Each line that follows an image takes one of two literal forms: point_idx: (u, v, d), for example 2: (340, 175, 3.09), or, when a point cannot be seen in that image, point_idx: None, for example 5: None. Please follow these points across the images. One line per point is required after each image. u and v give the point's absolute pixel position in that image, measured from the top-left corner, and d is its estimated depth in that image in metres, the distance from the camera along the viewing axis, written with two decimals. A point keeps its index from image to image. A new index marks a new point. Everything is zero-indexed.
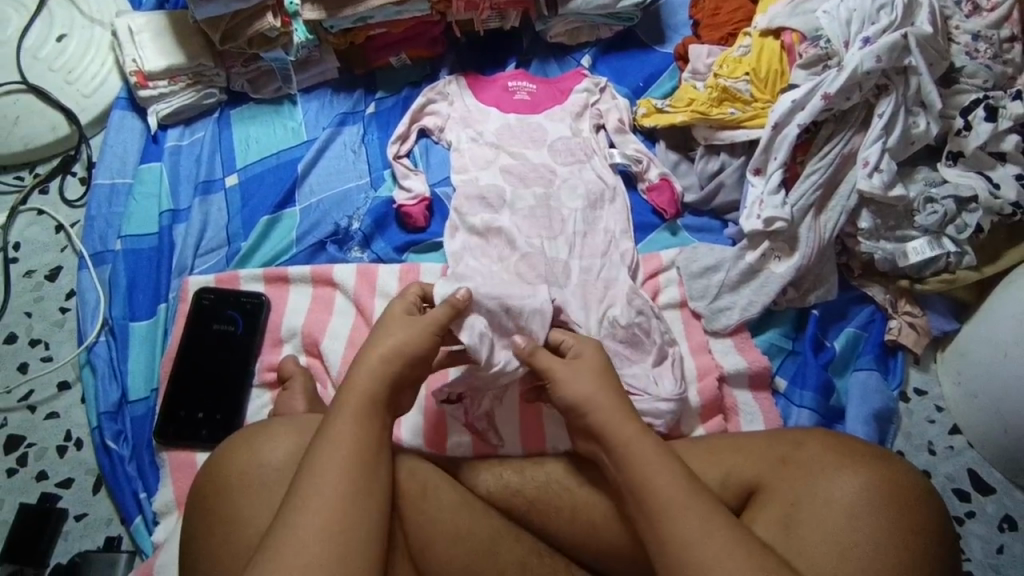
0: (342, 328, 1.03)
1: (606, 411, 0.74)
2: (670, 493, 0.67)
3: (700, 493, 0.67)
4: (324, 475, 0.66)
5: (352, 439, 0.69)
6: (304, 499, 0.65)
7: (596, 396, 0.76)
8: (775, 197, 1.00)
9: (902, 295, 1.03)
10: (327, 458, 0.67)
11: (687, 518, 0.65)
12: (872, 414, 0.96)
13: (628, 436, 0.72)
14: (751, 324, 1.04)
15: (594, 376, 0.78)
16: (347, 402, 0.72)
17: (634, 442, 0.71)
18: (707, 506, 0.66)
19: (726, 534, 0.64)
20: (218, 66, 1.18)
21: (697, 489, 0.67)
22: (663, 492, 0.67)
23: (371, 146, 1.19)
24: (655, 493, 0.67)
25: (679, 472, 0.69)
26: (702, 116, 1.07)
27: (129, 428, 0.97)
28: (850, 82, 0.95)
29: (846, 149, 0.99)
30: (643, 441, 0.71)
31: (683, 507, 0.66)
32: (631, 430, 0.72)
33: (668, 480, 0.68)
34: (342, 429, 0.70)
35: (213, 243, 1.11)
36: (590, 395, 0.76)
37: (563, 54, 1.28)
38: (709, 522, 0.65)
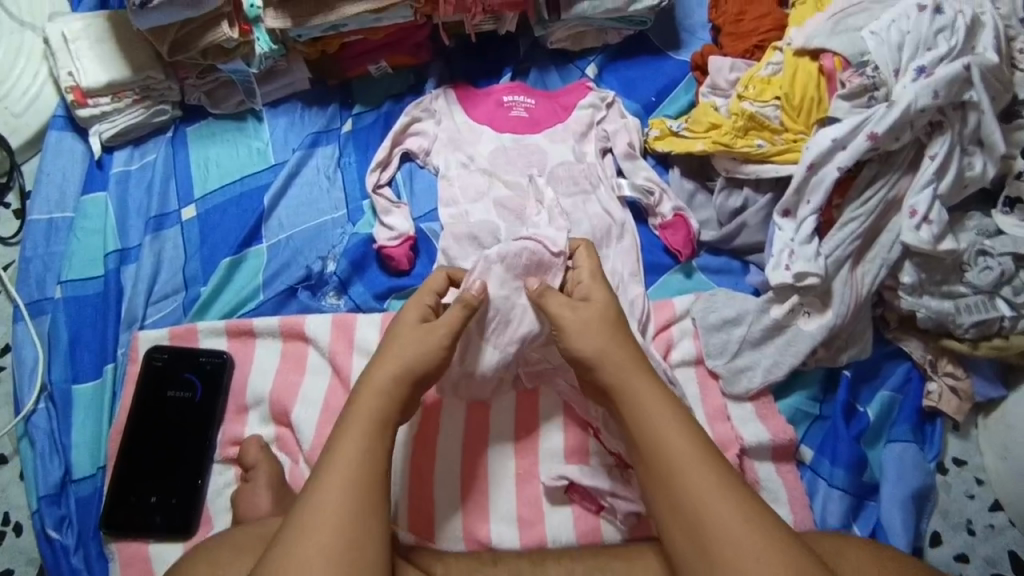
0: (316, 392, 0.92)
1: (614, 364, 0.75)
2: (686, 458, 0.68)
3: (717, 460, 0.68)
4: (338, 460, 0.68)
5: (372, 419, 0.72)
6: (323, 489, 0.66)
7: (604, 354, 0.76)
8: (808, 247, 0.87)
9: (943, 353, 0.92)
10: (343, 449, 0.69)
11: (703, 488, 0.66)
12: (910, 495, 0.88)
13: (640, 394, 0.73)
14: (774, 386, 0.93)
15: (602, 328, 0.77)
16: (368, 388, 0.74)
17: (645, 404, 0.72)
18: (724, 471, 0.67)
19: (743, 507, 0.65)
20: (169, 77, 1.02)
21: (714, 456, 0.69)
22: (679, 455, 0.68)
23: (348, 171, 1.05)
24: (670, 461, 0.68)
25: (695, 437, 0.70)
26: (725, 148, 0.94)
27: (73, 512, 0.87)
28: (902, 120, 0.81)
29: (891, 195, 0.86)
30: (657, 398, 0.72)
31: (701, 472, 0.67)
32: (643, 387, 0.73)
33: (683, 445, 0.69)
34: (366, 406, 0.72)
35: (168, 289, 0.98)
36: (596, 349, 0.76)
37: (565, 61, 1.13)
38: (729, 487, 0.66)
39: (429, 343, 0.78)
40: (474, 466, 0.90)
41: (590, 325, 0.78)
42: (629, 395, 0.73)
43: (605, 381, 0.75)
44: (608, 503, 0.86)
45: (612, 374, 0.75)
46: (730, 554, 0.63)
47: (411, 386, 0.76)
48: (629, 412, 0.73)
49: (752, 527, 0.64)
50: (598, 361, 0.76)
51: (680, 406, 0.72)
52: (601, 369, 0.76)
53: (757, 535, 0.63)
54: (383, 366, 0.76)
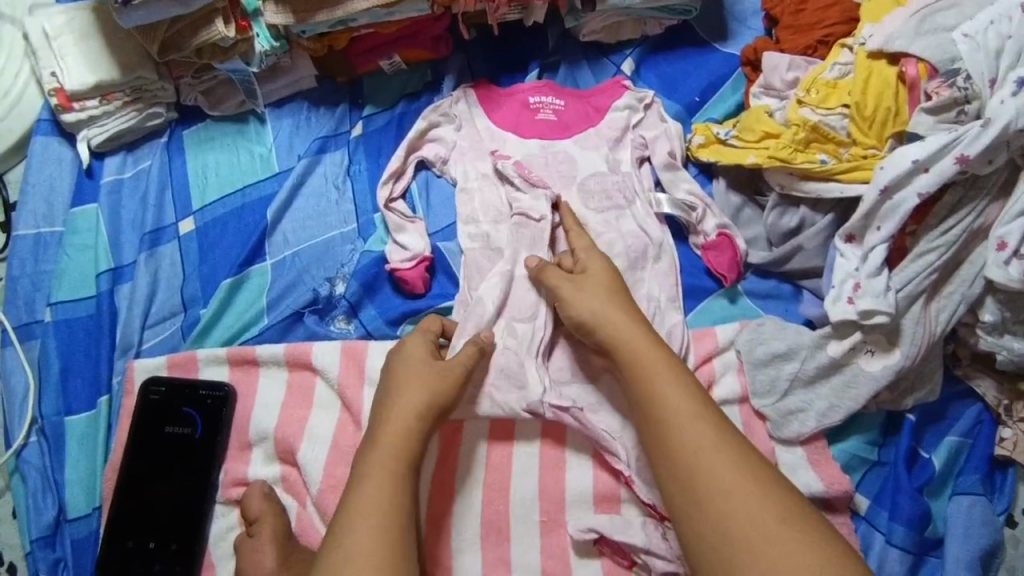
0: (324, 428, 0.84)
1: (613, 321, 0.78)
2: (679, 405, 0.71)
3: (710, 409, 0.71)
4: (364, 501, 0.69)
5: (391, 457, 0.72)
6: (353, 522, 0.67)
7: (604, 312, 0.79)
8: (877, 279, 0.77)
9: (1019, 396, 0.83)
10: (370, 485, 0.70)
11: (693, 433, 0.69)
12: (977, 556, 0.79)
13: (638, 351, 0.76)
14: (828, 429, 0.84)
15: (602, 291, 0.80)
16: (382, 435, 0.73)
17: (642, 355, 0.75)
18: (715, 420, 0.70)
19: (731, 452, 0.68)
20: (162, 77, 0.93)
21: (708, 406, 0.72)
22: (672, 403, 0.71)
23: (359, 181, 0.96)
24: (664, 408, 0.72)
25: (690, 388, 0.73)
26: (782, 163, 0.83)
27: (69, 555, 0.80)
28: (999, 142, 0.70)
29: (976, 223, 0.75)
30: (655, 353, 0.75)
31: (693, 418, 0.70)
32: (643, 342, 0.76)
33: (678, 393, 0.72)
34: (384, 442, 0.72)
35: (165, 310, 0.90)
36: (597, 312, 0.79)
37: (598, 55, 1.02)
38: (718, 434, 0.69)
39: (438, 381, 0.76)
40: (495, 514, 0.82)
41: (590, 290, 0.81)
42: (628, 351, 0.76)
43: (605, 338, 0.78)
44: (642, 559, 0.79)
45: (611, 333, 0.78)
46: (719, 495, 0.66)
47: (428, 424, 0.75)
48: (626, 365, 0.76)
49: (740, 471, 0.67)
50: (600, 324, 0.78)
51: (677, 361, 0.75)
52: (602, 328, 0.78)
53: (744, 477, 0.66)
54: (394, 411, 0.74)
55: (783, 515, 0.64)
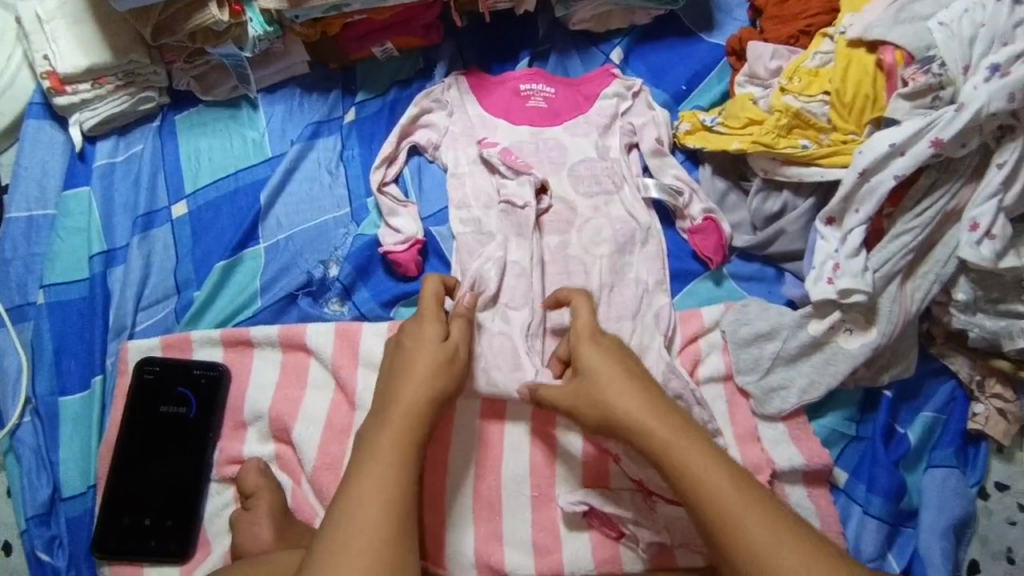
0: (319, 407, 0.85)
1: (641, 413, 0.71)
2: (730, 497, 0.67)
3: (756, 491, 0.68)
4: (365, 477, 0.68)
5: (397, 446, 0.70)
6: (353, 498, 0.67)
7: (633, 404, 0.72)
8: (856, 260, 0.80)
9: (991, 372, 0.86)
10: (372, 464, 0.68)
11: (750, 526, 0.65)
12: (950, 525, 0.82)
13: (675, 442, 0.70)
14: (809, 405, 0.87)
15: (616, 377, 0.73)
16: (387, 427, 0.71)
17: (679, 445, 0.69)
18: (764, 504, 0.67)
19: (790, 538, 0.65)
20: (154, 61, 0.94)
21: (751, 486, 0.68)
22: (723, 495, 0.67)
23: (351, 166, 0.97)
24: (714, 501, 0.67)
25: (732, 472, 0.68)
26: (765, 148, 0.86)
27: (64, 533, 0.81)
28: (971, 125, 0.73)
29: (950, 205, 0.78)
30: (693, 443, 0.69)
31: (747, 508, 0.66)
32: (679, 433, 0.70)
33: (726, 484, 0.67)
34: (390, 440, 0.70)
35: (159, 293, 0.91)
36: (620, 404, 0.72)
37: (588, 44, 1.04)
38: (772, 518, 0.66)
39: (440, 360, 0.75)
40: (487, 489, 0.84)
41: (606, 377, 0.74)
42: (664, 444, 0.70)
43: (640, 435, 0.71)
44: (631, 530, 0.81)
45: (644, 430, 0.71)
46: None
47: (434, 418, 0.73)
48: (665, 459, 0.70)
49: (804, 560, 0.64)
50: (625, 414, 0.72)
51: (713, 445, 0.70)
52: (633, 423, 0.71)
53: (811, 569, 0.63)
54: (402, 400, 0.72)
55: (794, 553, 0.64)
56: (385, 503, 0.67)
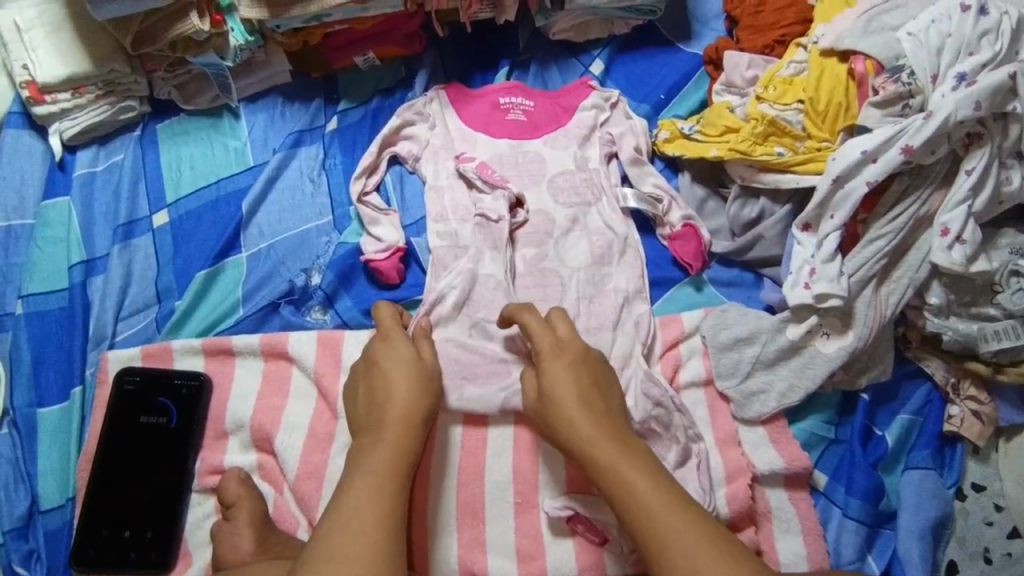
0: (300, 416, 0.85)
1: (583, 435, 0.73)
2: (660, 519, 0.67)
3: (692, 515, 0.68)
4: (355, 488, 0.68)
5: (388, 460, 0.70)
6: (342, 508, 0.67)
7: (578, 425, 0.74)
8: (831, 265, 0.82)
9: (966, 375, 0.87)
10: (360, 478, 0.69)
11: (676, 549, 0.66)
12: (927, 527, 0.83)
13: (615, 464, 0.71)
14: (788, 409, 0.88)
15: (569, 395, 0.75)
16: (377, 444, 0.72)
17: (618, 467, 0.71)
18: (697, 527, 0.67)
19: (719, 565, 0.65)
20: (135, 70, 0.94)
21: (685, 508, 0.68)
22: (651, 517, 0.68)
23: (333, 174, 0.97)
24: (644, 524, 0.68)
25: (665, 494, 0.69)
26: (742, 155, 0.87)
27: (42, 546, 0.80)
28: (940, 133, 0.74)
29: (922, 211, 0.80)
30: (632, 465, 0.71)
31: (676, 532, 0.66)
32: (615, 455, 0.71)
33: (657, 506, 0.68)
34: (379, 456, 0.71)
35: (139, 302, 0.91)
36: (570, 426, 0.74)
37: (567, 56, 1.05)
38: (701, 542, 0.66)
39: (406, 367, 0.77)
40: (470, 496, 0.84)
41: (562, 392, 0.76)
42: (605, 466, 0.71)
43: (580, 454, 0.73)
44: (614, 536, 0.81)
45: (593, 452, 0.72)
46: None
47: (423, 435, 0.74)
48: (604, 480, 0.71)
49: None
50: (571, 436, 0.74)
51: (655, 467, 0.71)
52: (576, 443, 0.73)
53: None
54: (390, 419, 0.74)
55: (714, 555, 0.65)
56: (373, 514, 0.67)
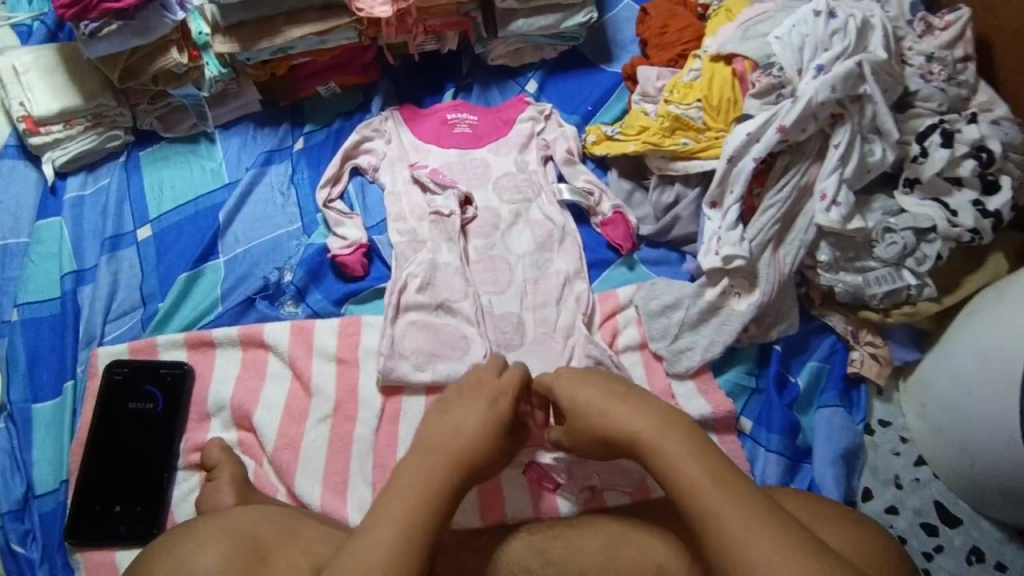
0: (277, 396, 0.94)
1: (622, 420, 0.72)
2: (706, 488, 0.63)
3: (741, 485, 0.62)
4: (387, 519, 0.64)
5: (423, 483, 0.67)
6: (370, 543, 0.62)
7: (617, 412, 0.72)
8: (734, 232, 0.96)
9: (862, 324, 1.00)
10: (395, 505, 0.64)
11: (728, 519, 0.60)
12: (838, 454, 0.94)
13: (656, 435, 0.68)
14: (712, 363, 1.00)
15: (601, 394, 0.75)
16: (406, 470, 0.68)
17: (660, 440, 0.68)
18: (745, 498, 0.61)
19: (772, 534, 0.59)
20: (120, 104, 1.06)
21: (732, 479, 0.63)
22: (697, 485, 0.63)
23: (301, 188, 1.09)
24: (691, 492, 0.63)
25: (710, 463, 0.64)
26: (654, 147, 1.02)
27: (38, 527, 0.87)
28: (806, 113, 0.90)
29: (803, 181, 0.95)
30: (672, 435, 0.67)
31: (722, 501, 0.61)
32: (657, 427, 0.69)
33: (702, 474, 0.64)
34: (416, 482, 0.66)
35: (126, 306, 1.00)
36: (608, 419, 0.73)
37: (505, 78, 1.20)
38: (751, 513, 0.60)
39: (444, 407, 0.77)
40: None
41: (594, 402, 0.75)
42: (647, 438, 0.69)
43: (624, 436, 0.71)
44: (564, 479, 0.91)
45: (634, 433, 0.70)
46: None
47: (460, 471, 0.69)
48: (649, 455, 0.68)
49: (789, 559, 0.58)
50: (611, 423, 0.72)
51: (700, 437, 0.67)
52: (616, 429, 0.72)
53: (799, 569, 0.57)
54: (431, 448, 0.71)
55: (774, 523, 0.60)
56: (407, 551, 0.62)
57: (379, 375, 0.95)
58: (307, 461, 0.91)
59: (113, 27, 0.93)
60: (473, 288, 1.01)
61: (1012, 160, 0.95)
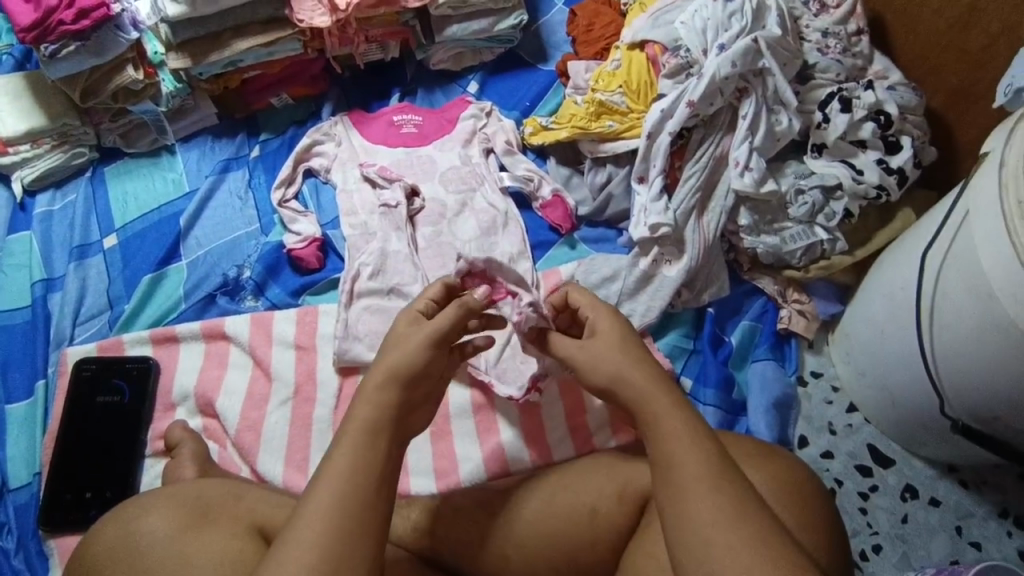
0: (239, 383, 1.00)
1: (631, 385, 0.66)
2: (700, 470, 0.58)
3: (734, 474, 0.58)
4: (332, 471, 0.58)
5: (374, 417, 0.62)
6: (315, 491, 0.58)
7: (626, 375, 0.66)
8: (658, 203, 1.03)
9: (789, 283, 1.07)
10: (341, 454, 0.60)
11: (700, 501, 0.56)
12: (771, 404, 1.00)
13: (657, 407, 0.63)
14: (651, 328, 1.06)
15: (617, 350, 0.68)
16: (360, 412, 0.63)
17: (663, 416, 0.62)
18: (737, 489, 0.57)
19: (754, 528, 0.55)
20: (84, 123, 1.13)
21: (729, 470, 0.58)
22: (691, 467, 0.58)
23: (258, 191, 1.16)
24: (676, 470, 0.59)
25: (711, 449, 0.59)
26: (582, 131, 1.10)
27: (12, 518, 0.91)
28: (711, 88, 0.98)
29: (718, 151, 1.03)
30: (676, 412, 0.62)
31: (709, 486, 0.57)
32: (665, 403, 0.63)
33: (699, 456, 0.59)
34: (363, 416, 0.62)
35: (94, 309, 1.05)
36: (613, 377, 0.67)
37: (448, 81, 1.28)
38: (741, 504, 0.56)
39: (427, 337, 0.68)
40: None
41: (604, 352, 0.69)
42: (644, 405, 0.64)
43: (627, 400, 0.66)
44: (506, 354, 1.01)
45: (634, 397, 0.65)
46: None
47: (401, 389, 0.64)
48: (649, 429, 0.63)
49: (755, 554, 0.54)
50: (608, 373, 0.67)
51: (702, 421, 0.62)
52: (620, 390, 0.66)
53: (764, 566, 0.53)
54: (377, 376, 0.65)
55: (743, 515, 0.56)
56: (347, 502, 0.57)
57: (335, 356, 1.00)
58: (268, 441, 0.96)
59: (71, 48, 1.01)
60: (422, 272, 1.07)
61: (911, 122, 1.03)
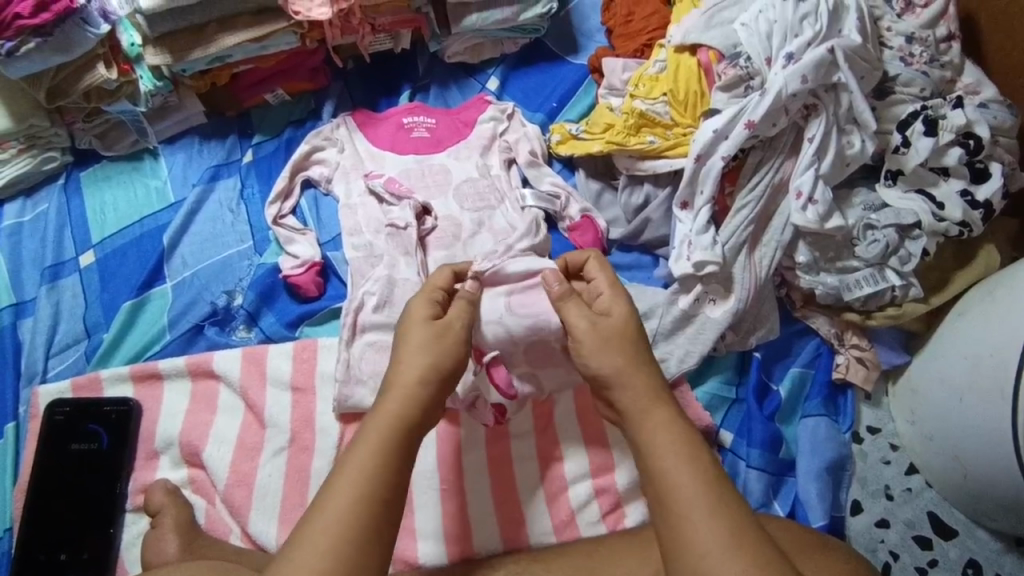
0: (228, 429, 0.90)
1: (631, 392, 0.65)
2: (696, 495, 0.58)
3: (731, 502, 0.58)
4: (365, 446, 0.61)
5: (396, 421, 0.63)
6: (334, 490, 0.59)
7: (631, 378, 0.65)
8: (704, 236, 0.90)
9: (847, 326, 0.95)
10: (353, 466, 0.60)
11: (698, 530, 0.56)
12: (823, 468, 0.89)
13: (659, 426, 0.62)
14: (689, 374, 0.94)
15: (623, 345, 0.67)
16: (380, 414, 0.63)
17: (661, 436, 0.62)
18: (733, 516, 0.57)
19: (754, 561, 0.55)
20: (55, 124, 1.00)
21: (728, 498, 0.58)
22: (688, 493, 0.58)
23: (251, 203, 1.03)
24: (674, 497, 0.58)
25: (708, 474, 0.59)
26: (619, 147, 0.97)
27: None
28: (776, 106, 0.86)
29: (777, 178, 0.90)
30: (676, 429, 0.62)
31: (706, 513, 0.57)
32: (665, 418, 0.63)
33: (695, 480, 0.59)
34: (385, 422, 0.63)
35: (68, 339, 0.95)
36: (618, 373, 0.65)
37: (464, 75, 1.13)
38: (738, 534, 0.56)
39: (446, 350, 0.68)
40: None
41: (607, 343, 0.67)
42: (639, 421, 0.64)
43: (623, 405, 0.65)
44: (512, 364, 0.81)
45: (631, 399, 0.65)
46: None
47: (432, 390, 0.66)
48: (644, 447, 0.62)
49: None
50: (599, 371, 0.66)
51: (699, 439, 0.62)
52: (622, 392, 0.65)
53: None
54: (397, 385, 0.65)
55: (742, 545, 0.56)
56: (363, 516, 0.58)
57: (335, 402, 0.88)
58: (260, 498, 0.86)
59: (31, 45, 0.88)
60: None
61: (1002, 145, 0.89)
